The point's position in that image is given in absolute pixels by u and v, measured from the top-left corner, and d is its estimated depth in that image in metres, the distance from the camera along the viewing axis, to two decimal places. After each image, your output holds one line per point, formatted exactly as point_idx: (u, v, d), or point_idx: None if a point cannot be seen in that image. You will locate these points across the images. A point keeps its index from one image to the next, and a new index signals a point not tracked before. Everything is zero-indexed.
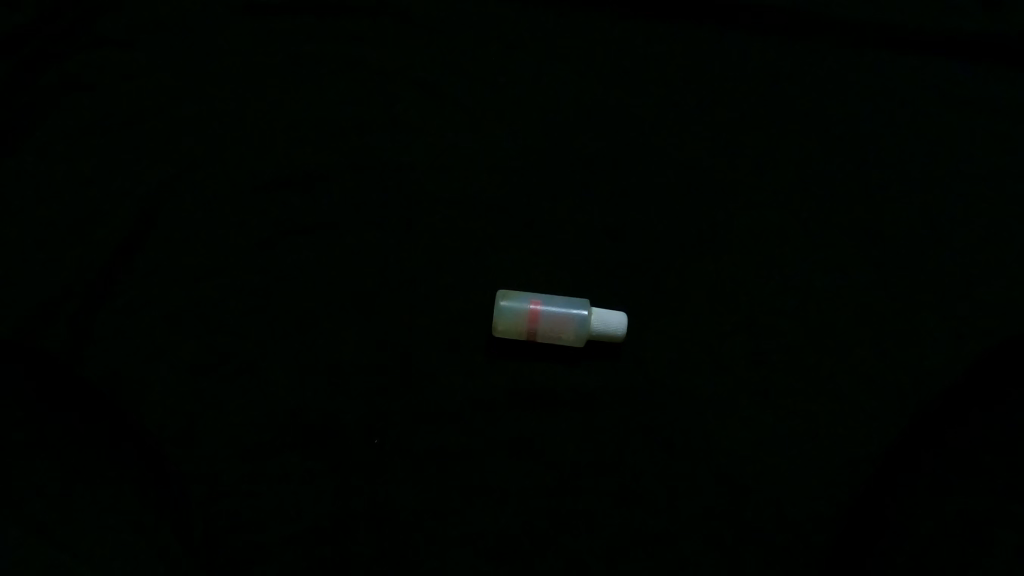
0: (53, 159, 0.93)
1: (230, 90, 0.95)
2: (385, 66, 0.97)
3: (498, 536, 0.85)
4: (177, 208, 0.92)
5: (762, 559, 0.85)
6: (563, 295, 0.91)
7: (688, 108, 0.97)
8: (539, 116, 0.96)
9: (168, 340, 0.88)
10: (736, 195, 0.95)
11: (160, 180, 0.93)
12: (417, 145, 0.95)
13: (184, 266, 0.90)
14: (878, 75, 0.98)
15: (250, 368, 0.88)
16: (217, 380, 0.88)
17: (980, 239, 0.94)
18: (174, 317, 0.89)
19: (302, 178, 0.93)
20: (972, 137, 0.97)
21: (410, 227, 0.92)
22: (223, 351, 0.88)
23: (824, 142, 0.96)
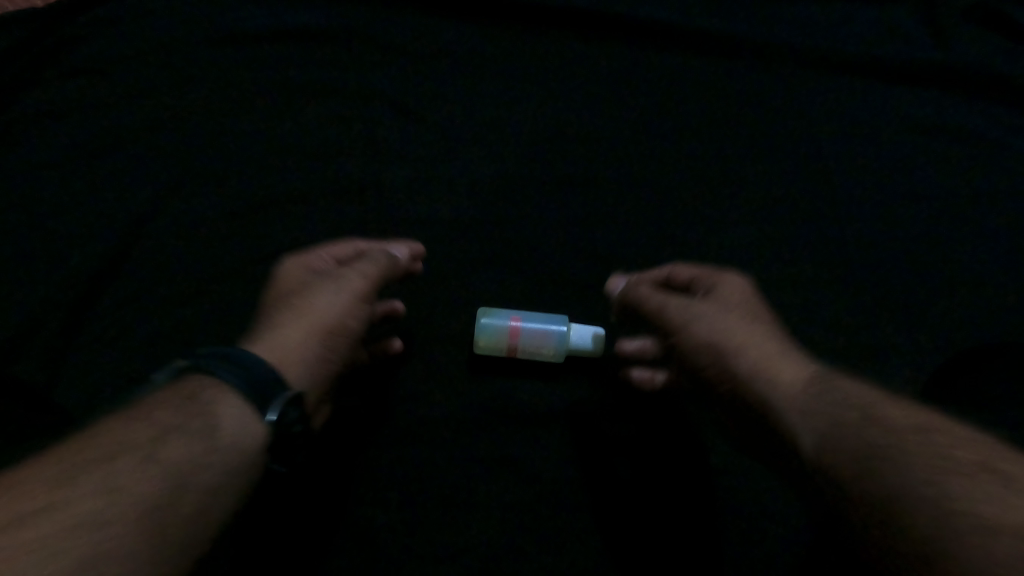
0: (32, 169, 0.92)
1: (217, 118, 0.96)
2: (374, 104, 0.99)
3: (462, 558, 0.79)
4: (150, 225, 0.90)
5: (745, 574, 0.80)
6: (543, 312, 0.89)
7: (665, 118, 1.00)
8: (519, 131, 0.99)
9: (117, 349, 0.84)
10: (713, 199, 0.96)
11: (132, 188, 0.92)
12: (397, 160, 0.96)
13: (146, 274, 0.88)
14: (844, 85, 1.02)
15: None
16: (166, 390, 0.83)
17: (953, 246, 0.95)
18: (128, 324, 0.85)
19: (278, 193, 0.93)
20: (938, 147, 1.00)
21: (386, 243, 0.92)
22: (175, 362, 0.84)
23: (797, 147, 0.99)
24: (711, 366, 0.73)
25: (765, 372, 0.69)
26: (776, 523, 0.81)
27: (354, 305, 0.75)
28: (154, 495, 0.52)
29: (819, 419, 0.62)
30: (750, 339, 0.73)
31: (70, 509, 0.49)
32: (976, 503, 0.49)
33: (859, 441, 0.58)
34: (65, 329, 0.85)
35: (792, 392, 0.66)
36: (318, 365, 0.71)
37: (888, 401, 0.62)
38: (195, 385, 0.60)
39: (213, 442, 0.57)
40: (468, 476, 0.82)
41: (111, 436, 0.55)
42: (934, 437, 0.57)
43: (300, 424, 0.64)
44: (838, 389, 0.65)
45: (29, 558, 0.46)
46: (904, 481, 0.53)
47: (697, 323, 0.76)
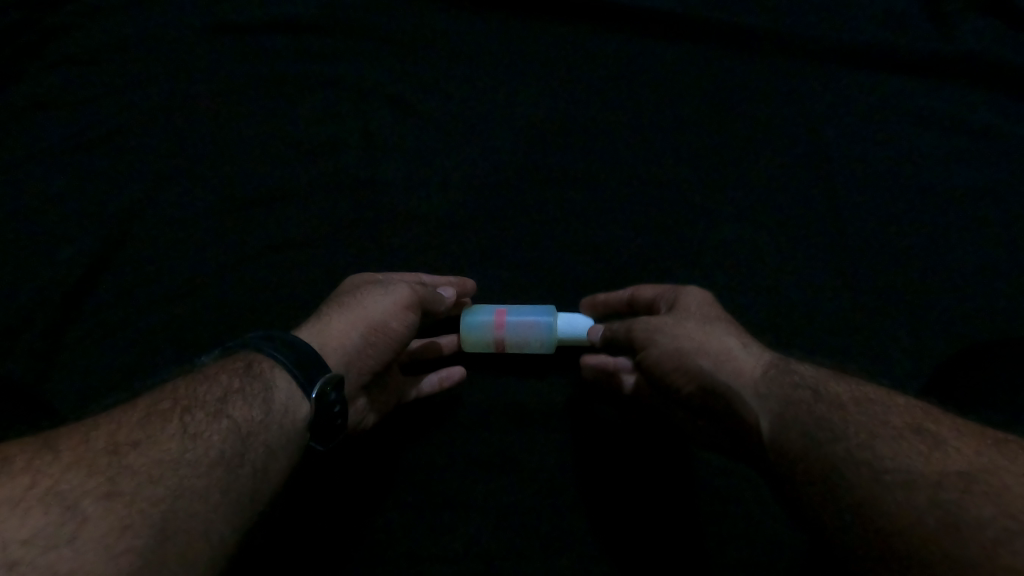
0: (92, 164, 0.99)
1: (255, 117, 1.03)
2: (405, 103, 1.04)
3: (458, 524, 0.85)
4: (199, 218, 0.97)
5: (725, 548, 0.84)
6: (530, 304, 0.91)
7: (655, 114, 1.04)
8: (515, 124, 1.03)
9: (144, 324, 0.92)
10: (700, 193, 1.01)
11: (155, 175, 0.99)
12: (399, 151, 1.02)
13: (170, 256, 0.96)
14: (829, 83, 1.06)
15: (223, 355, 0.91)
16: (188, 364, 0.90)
17: (931, 242, 0.99)
18: (154, 302, 0.93)
19: (289, 182, 1.00)
20: (920, 146, 1.04)
21: (389, 229, 0.98)
22: (197, 338, 0.92)
23: (782, 143, 1.03)
24: (679, 375, 0.75)
25: (726, 366, 0.73)
26: (757, 503, 0.85)
27: (400, 310, 0.78)
28: (224, 446, 0.61)
29: (774, 400, 0.68)
30: (710, 341, 0.76)
31: (161, 446, 0.58)
32: (926, 463, 0.57)
33: (807, 413, 0.65)
34: (125, 312, 0.93)
35: (752, 380, 0.71)
36: (355, 355, 0.76)
37: (835, 378, 0.69)
38: (252, 357, 0.68)
39: (270, 407, 0.65)
40: (492, 452, 0.88)
41: (183, 391, 0.64)
42: (875, 408, 0.64)
43: (340, 405, 0.68)
44: (790, 372, 0.70)
45: (133, 480, 0.55)
46: (847, 450, 0.61)
47: (661, 336, 0.77)
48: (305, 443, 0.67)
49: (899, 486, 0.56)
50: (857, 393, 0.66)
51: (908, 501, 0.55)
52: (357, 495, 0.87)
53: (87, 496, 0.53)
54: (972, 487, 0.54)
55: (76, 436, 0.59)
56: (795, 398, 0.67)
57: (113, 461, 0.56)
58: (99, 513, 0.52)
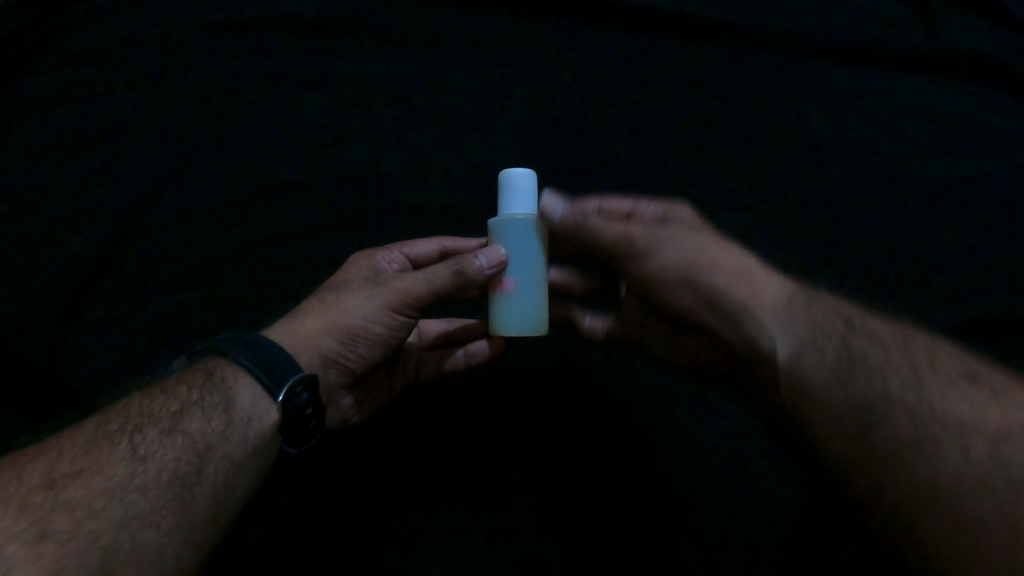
0: (26, 157, 0.87)
1: (161, 77, 0.89)
2: (372, 59, 0.91)
3: (448, 523, 0.79)
4: (157, 209, 0.86)
5: (732, 525, 0.79)
6: None
7: (613, 50, 0.92)
8: (457, 67, 0.92)
9: (82, 327, 0.83)
10: (671, 140, 0.91)
11: (63, 160, 0.87)
12: (332, 101, 0.90)
13: (91, 247, 0.84)
14: (806, 10, 0.93)
15: (174, 348, 0.83)
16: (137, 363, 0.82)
17: (929, 174, 0.90)
18: (87, 301, 0.83)
19: (213, 148, 0.88)
20: (912, 69, 0.93)
21: (333, 188, 0.88)
22: (142, 335, 0.83)
23: (757, 80, 0.92)
24: (690, 292, 0.66)
25: (744, 288, 0.66)
26: (759, 470, 0.80)
27: (384, 314, 0.69)
28: (178, 465, 0.55)
29: (796, 328, 0.64)
30: (729, 257, 0.67)
31: (103, 474, 0.53)
32: (954, 411, 0.61)
33: (835, 344, 0.63)
34: (55, 315, 0.82)
35: (774, 306, 0.65)
36: (332, 358, 0.70)
37: (857, 314, 0.68)
38: (213, 364, 0.62)
39: (231, 417, 0.59)
40: (494, 449, 0.80)
41: (136, 408, 0.58)
42: (901, 347, 0.65)
43: (312, 407, 0.62)
44: (815, 302, 0.67)
45: (69, 518, 0.50)
46: (886, 390, 0.62)
47: (669, 248, 0.67)
48: (274, 451, 0.62)
49: (959, 440, 0.59)
50: (897, 333, 0.66)
51: (967, 459, 0.59)
52: (349, 503, 0.79)
53: (16, 540, 0.48)
54: (1002, 441, 0.59)
55: (11, 472, 0.53)
56: (820, 327, 0.64)
57: (48, 499, 0.51)
58: (25, 562, 0.47)
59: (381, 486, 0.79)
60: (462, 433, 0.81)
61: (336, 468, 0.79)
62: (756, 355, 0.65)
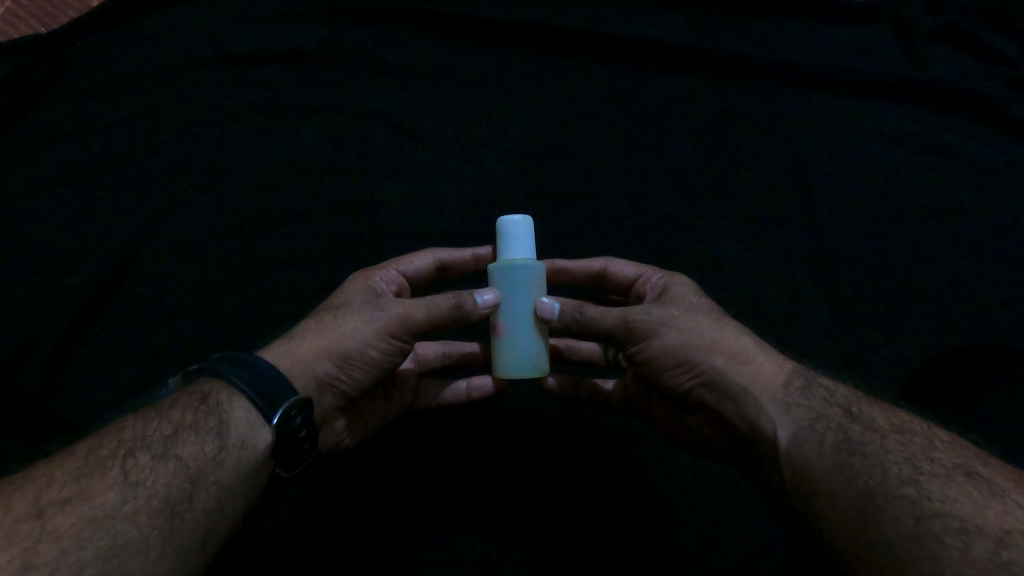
0: (26, 178, 0.88)
1: (164, 102, 0.91)
2: (370, 82, 0.93)
3: (443, 550, 0.77)
4: (159, 232, 0.87)
5: (736, 559, 0.76)
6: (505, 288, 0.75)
7: (605, 80, 0.94)
8: (451, 93, 0.93)
9: (81, 347, 0.83)
10: (666, 167, 0.91)
11: (66, 183, 0.88)
12: (330, 122, 0.92)
13: (92, 267, 0.85)
14: (793, 48, 0.95)
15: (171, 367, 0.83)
16: (135, 382, 0.82)
17: (928, 203, 0.90)
18: (85, 321, 0.84)
19: (212, 169, 0.89)
20: (902, 103, 0.94)
21: (330, 206, 0.89)
22: (142, 354, 0.83)
23: (749, 113, 0.93)
24: (685, 373, 0.66)
25: (744, 369, 0.64)
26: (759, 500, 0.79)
27: (381, 338, 0.68)
28: (168, 491, 0.55)
29: (798, 412, 0.61)
30: (725, 336, 0.67)
31: (93, 502, 0.52)
32: (980, 510, 0.50)
33: (838, 433, 0.58)
34: (54, 336, 0.82)
35: (772, 388, 0.63)
36: (327, 381, 0.69)
37: (869, 400, 0.62)
38: (209, 388, 0.62)
39: (224, 442, 0.59)
40: (489, 475, 0.79)
41: (130, 432, 0.58)
42: (916, 440, 0.57)
43: (306, 430, 0.62)
44: (818, 387, 0.63)
45: (55, 547, 0.49)
46: (885, 481, 0.54)
47: (667, 330, 0.66)
48: (267, 474, 0.62)
49: (954, 534, 0.49)
50: (896, 420, 0.59)
51: (965, 555, 0.47)
52: (343, 532, 0.77)
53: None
54: None
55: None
56: (823, 414, 0.60)
57: (35, 527, 0.50)
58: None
59: (375, 515, 0.78)
60: (457, 462, 0.80)
61: (331, 493, 0.78)
62: (757, 439, 0.63)
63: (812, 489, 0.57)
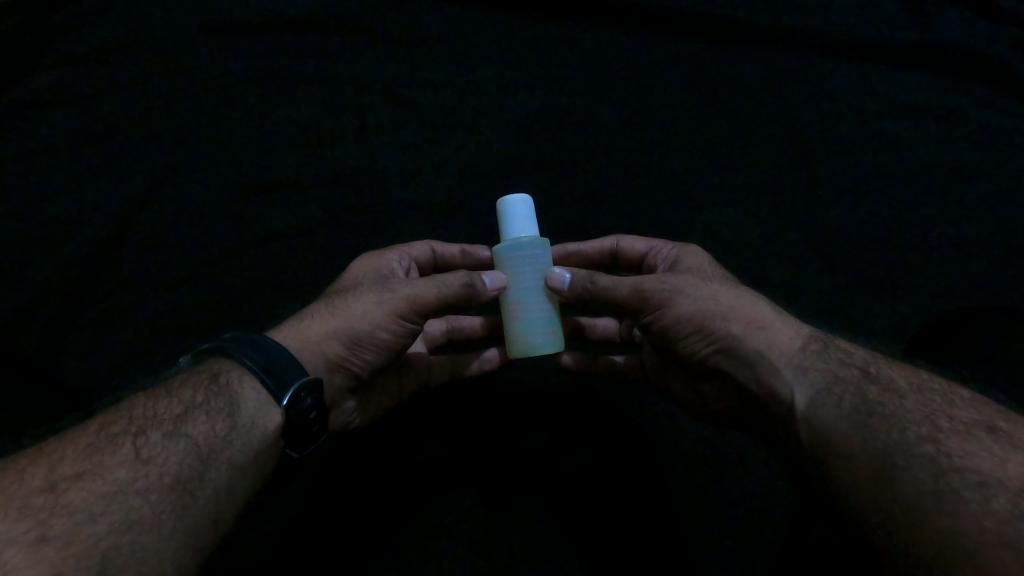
0: (19, 150, 0.87)
1: (159, 71, 0.89)
2: (368, 50, 0.91)
3: (454, 522, 0.77)
4: (155, 208, 0.86)
5: (743, 526, 0.77)
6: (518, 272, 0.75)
7: (607, 46, 0.92)
8: (451, 61, 0.92)
9: (79, 319, 0.82)
10: (670, 133, 0.90)
11: (60, 153, 0.87)
12: (329, 91, 0.90)
13: (88, 238, 0.84)
14: (798, 9, 0.93)
15: (172, 340, 0.82)
16: (134, 353, 0.81)
17: (936, 166, 0.88)
18: (84, 292, 0.82)
19: (209, 140, 0.88)
20: (911, 64, 0.92)
21: (330, 177, 0.88)
22: (141, 326, 0.82)
23: (754, 76, 0.91)
24: (702, 341, 0.65)
25: (761, 335, 0.64)
26: (764, 467, 0.79)
27: (391, 321, 0.67)
28: (180, 469, 0.55)
29: (816, 376, 0.60)
30: (742, 304, 0.66)
31: (106, 478, 0.52)
32: (1000, 466, 0.50)
33: (856, 396, 0.58)
34: (51, 307, 0.81)
35: (790, 352, 0.62)
36: (337, 362, 0.69)
37: (886, 361, 0.62)
38: (219, 366, 0.62)
39: (235, 422, 0.59)
40: (500, 448, 0.79)
41: (141, 410, 0.58)
42: (935, 399, 0.57)
43: (316, 412, 0.62)
44: (835, 349, 0.63)
45: (69, 521, 0.49)
46: (904, 440, 0.54)
47: (682, 299, 0.65)
48: (277, 455, 0.62)
49: (975, 488, 0.49)
50: (914, 379, 0.59)
51: (984, 508, 0.48)
52: (354, 507, 0.77)
53: (14, 544, 0.47)
54: None
55: (12, 474, 0.52)
56: (841, 377, 0.59)
57: (49, 501, 0.50)
58: (25, 564, 0.46)
59: (387, 490, 0.78)
60: (468, 437, 0.80)
61: (344, 470, 0.78)
62: (773, 405, 0.63)
63: (829, 454, 0.57)
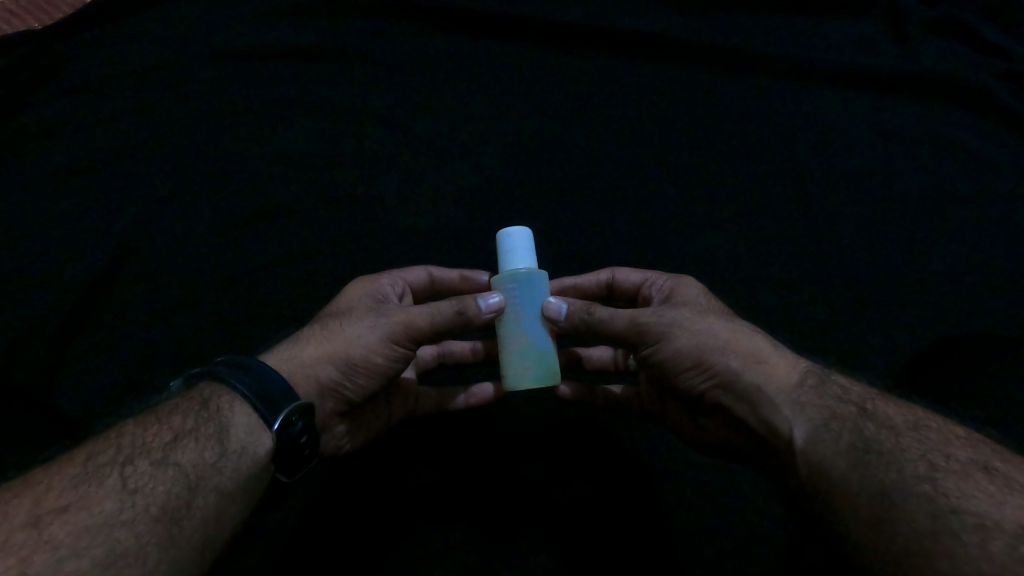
0: (18, 175, 0.87)
1: (160, 99, 0.90)
2: (367, 79, 0.92)
3: (445, 554, 0.76)
4: (152, 232, 0.86)
5: (740, 558, 0.76)
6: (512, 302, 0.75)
7: (604, 75, 0.94)
8: (449, 88, 0.93)
9: (72, 345, 0.81)
10: (667, 161, 0.91)
11: (59, 178, 0.87)
12: (329, 119, 0.91)
13: (85, 263, 0.84)
14: (791, 39, 0.95)
15: (164, 366, 0.81)
16: (126, 380, 0.80)
17: (930, 193, 0.89)
18: (76, 317, 0.82)
19: (208, 167, 0.89)
20: (903, 93, 0.93)
21: (328, 204, 0.88)
22: (133, 352, 0.81)
23: (748, 104, 0.93)
24: (701, 374, 0.65)
25: (760, 369, 0.64)
26: (761, 497, 0.78)
27: (385, 344, 0.67)
28: (167, 499, 0.54)
29: (813, 412, 0.60)
30: (739, 338, 0.66)
31: (91, 510, 0.51)
32: (998, 508, 0.50)
33: (854, 431, 0.57)
34: (45, 332, 0.81)
35: (787, 386, 0.62)
36: (330, 387, 0.68)
37: (882, 397, 0.61)
38: (209, 392, 0.62)
39: (224, 448, 0.59)
40: (493, 478, 0.79)
41: (129, 438, 0.58)
42: (932, 436, 0.57)
43: (307, 435, 0.62)
44: (833, 384, 0.62)
45: (51, 557, 0.48)
46: (902, 477, 0.53)
47: (680, 332, 0.65)
48: (267, 480, 0.61)
49: (972, 530, 0.49)
50: (911, 416, 0.59)
51: (983, 551, 0.47)
52: (346, 538, 0.76)
53: None
54: None
55: None
56: (838, 413, 0.59)
57: (31, 536, 0.49)
58: None
59: (377, 520, 0.77)
60: (464, 465, 0.79)
61: (336, 499, 0.77)
62: (773, 439, 0.63)
63: (828, 486, 0.57)
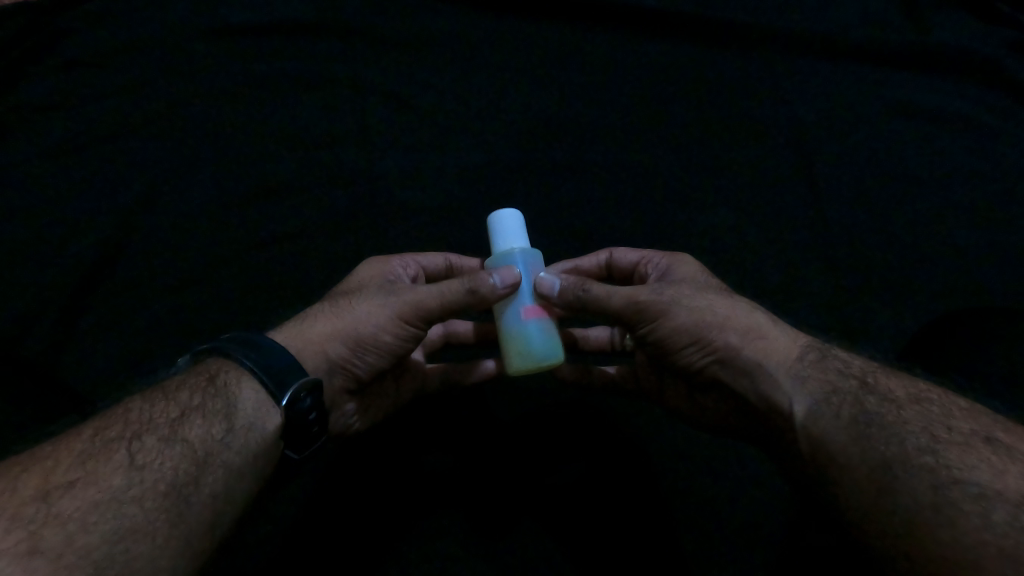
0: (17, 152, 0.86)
1: (156, 75, 0.89)
2: (367, 54, 0.91)
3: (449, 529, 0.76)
4: (152, 209, 0.86)
5: (740, 532, 0.76)
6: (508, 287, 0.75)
7: (606, 50, 0.92)
8: (450, 63, 0.92)
9: (74, 322, 0.81)
10: (670, 135, 0.90)
11: (58, 155, 0.87)
12: (328, 95, 0.90)
13: (86, 241, 0.84)
14: (797, 11, 0.94)
15: (167, 343, 0.81)
16: (128, 356, 0.80)
17: (938, 167, 0.88)
18: (78, 295, 0.82)
19: (206, 144, 0.88)
20: (911, 65, 0.92)
21: (328, 181, 0.87)
22: (136, 330, 0.81)
23: (752, 78, 0.91)
24: (700, 351, 0.65)
25: (757, 345, 0.64)
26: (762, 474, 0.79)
27: (395, 325, 0.67)
28: (175, 474, 0.55)
29: (812, 386, 0.60)
30: (739, 313, 0.66)
31: (99, 485, 0.52)
32: (1000, 478, 0.50)
33: (854, 405, 0.58)
34: (46, 309, 0.80)
35: (787, 362, 0.62)
36: (340, 363, 0.68)
37: (883, 371, 0.61)
38: (216, 368, 0.62)
39: (232, 424, 0.59)
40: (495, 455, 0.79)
41: (136, 415, 0.58)
42: (933, 409, 0.57)
43: (316, 412, 0.62)
44: (833, 359, 0.62)
45: (61, 531, 0.48)
46: (903, 450, 0.53)
47: (678, 309, 0.65)
48: (276, 456, 0.62)
49: (974, 499, 0.49)
50: (912, 389, 0.59)
51: (985, 520, 0.47)
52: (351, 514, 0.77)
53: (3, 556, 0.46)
54: None
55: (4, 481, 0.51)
56: (838, 388, 0.59)
57: (39, 510, 0.49)
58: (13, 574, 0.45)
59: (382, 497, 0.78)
60: (467, 443, 0.80)
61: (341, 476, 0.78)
62: (771, 413, 0.63)
63: (829, 460, 0.57)
